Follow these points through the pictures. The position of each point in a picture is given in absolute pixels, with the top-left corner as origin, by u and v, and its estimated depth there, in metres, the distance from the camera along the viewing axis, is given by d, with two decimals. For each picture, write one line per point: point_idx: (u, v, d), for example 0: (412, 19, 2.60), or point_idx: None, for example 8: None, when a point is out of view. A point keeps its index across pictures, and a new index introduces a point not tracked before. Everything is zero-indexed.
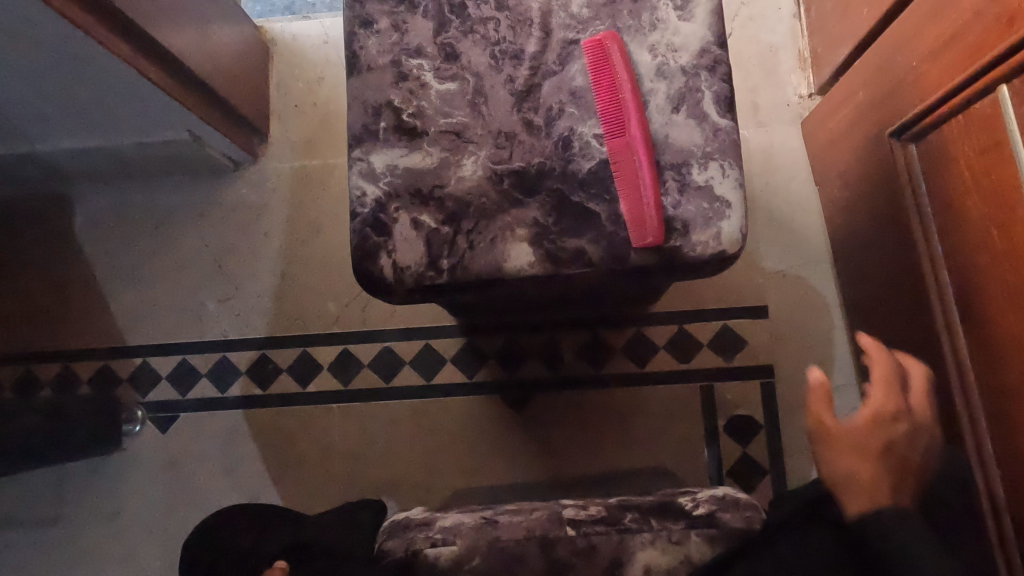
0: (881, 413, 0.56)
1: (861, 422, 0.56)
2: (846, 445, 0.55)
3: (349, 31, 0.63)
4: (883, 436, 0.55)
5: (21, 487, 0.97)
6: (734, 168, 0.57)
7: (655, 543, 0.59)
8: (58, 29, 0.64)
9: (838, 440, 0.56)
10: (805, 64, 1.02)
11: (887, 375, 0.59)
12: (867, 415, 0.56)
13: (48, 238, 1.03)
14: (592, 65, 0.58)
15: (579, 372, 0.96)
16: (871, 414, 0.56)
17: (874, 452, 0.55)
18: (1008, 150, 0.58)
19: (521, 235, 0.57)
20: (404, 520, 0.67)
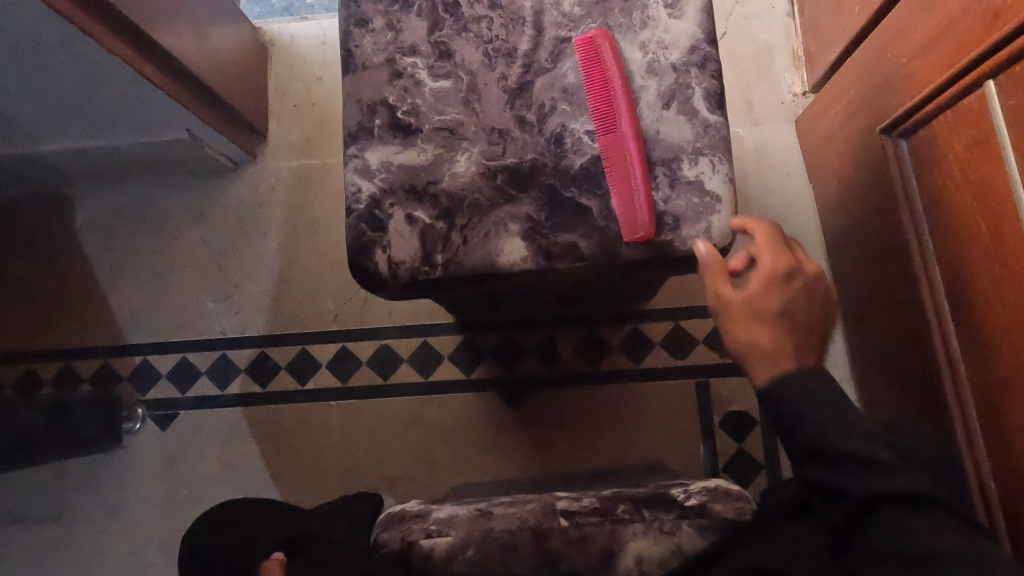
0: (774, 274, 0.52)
1: (753, 292, 0.52)
2: (745, 316, 0.52)
3: (345, 30, 0.64)
4: (782, 297, 0.51)
5: (21, 485, 0.98)
6: (725, 163, 0.58)
7: (647, 534, 0.60)
8: (58, 30, 0.65)
9: (735, 312, 0.52)
10: (799, 63, 1.02)
11: (773, 234, 0.54)
12: (758, 282, 0.52)
13: (50, 237, 1.04)
14: (586, 64, 0.59)
15: (575, 368, 0.96)
16: (764, 277, 0.52)
17: (775, 318, 0.51)
18: (995, 144, 0.59)
19: (514, 230, 0.57)
20: (399, 513, 0.68)
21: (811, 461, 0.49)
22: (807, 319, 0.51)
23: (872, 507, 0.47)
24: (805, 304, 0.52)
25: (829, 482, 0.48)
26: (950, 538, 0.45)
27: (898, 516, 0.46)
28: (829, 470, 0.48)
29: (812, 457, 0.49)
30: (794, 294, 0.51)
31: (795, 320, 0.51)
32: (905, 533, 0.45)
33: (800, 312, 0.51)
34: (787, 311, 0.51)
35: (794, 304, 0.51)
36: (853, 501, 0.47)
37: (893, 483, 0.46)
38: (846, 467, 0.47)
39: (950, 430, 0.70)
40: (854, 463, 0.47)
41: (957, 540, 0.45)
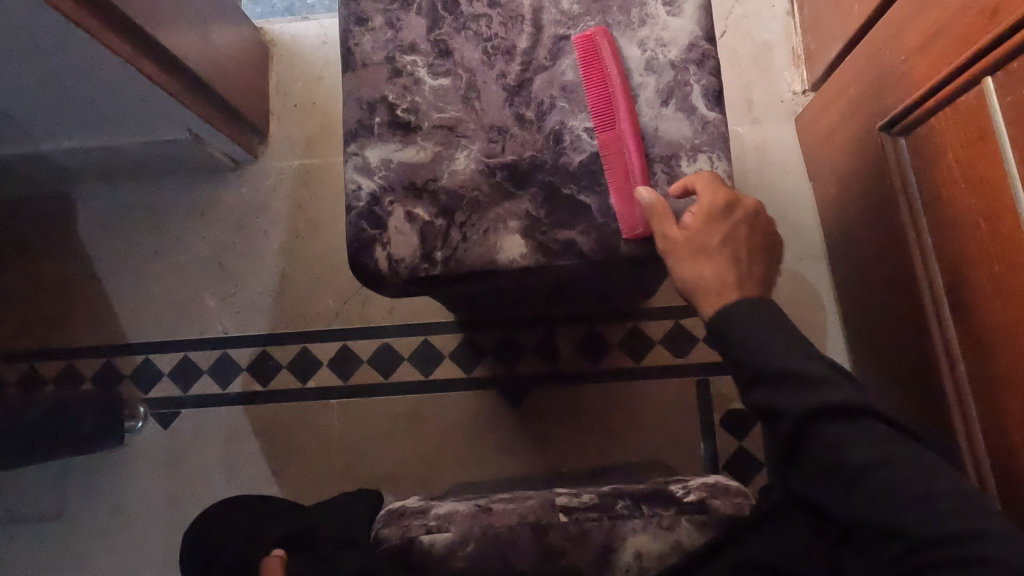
0: (712, 208, 0.53)
1: (696, 231, 0.53)
2: (688, 253, 0.53)
3: (345, 28, 0.64)
4: (723, 231, 0.53)
5: (24, 483, 0.98)
6: (723, 160, 0.58)
7: (647, 529, 0.61)
8: (61, 29, 0.66)
9: (678, 249, 0.53)
10: (799, 61, 1.02)
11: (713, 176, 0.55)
12: (699, 220, 0.53)
13: (53, 237, 1.04)
14: (584, 60, 0.59)
15: (575, 366, 0.97)
16: (704, 213, 0.53)
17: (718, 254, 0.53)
18: (994, 140, 0.59)
19: (513, 227, 0.58)
20: (399, 508, 0.69)
21: (756, 382, 0.50)
22: (747, 249, 0.53)
23: (811, 424, 0.48)
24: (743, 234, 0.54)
25: (772, 402, 0.49)
26: (885, 447, 0.47)
27: (837, 431, 0.47)
28: (772, 391, 0.49)
29: (757, 379, 0.50)
30: (734, 226, 0.53)
31: (736, 252, 0.53)
32: (843, 447, 0.47)
33: (740, 244, 0.53)
34: (728, 245, 0.53)
35: (732, 238, 0.53)
36: (795, 420, 0.48)
37: (826, 396, 0.48)
38: (787, 387, 0.49)
39: (951, 427, 0.70)
40: (796, 382, 0.48)
41: (892, 448, 0.47)
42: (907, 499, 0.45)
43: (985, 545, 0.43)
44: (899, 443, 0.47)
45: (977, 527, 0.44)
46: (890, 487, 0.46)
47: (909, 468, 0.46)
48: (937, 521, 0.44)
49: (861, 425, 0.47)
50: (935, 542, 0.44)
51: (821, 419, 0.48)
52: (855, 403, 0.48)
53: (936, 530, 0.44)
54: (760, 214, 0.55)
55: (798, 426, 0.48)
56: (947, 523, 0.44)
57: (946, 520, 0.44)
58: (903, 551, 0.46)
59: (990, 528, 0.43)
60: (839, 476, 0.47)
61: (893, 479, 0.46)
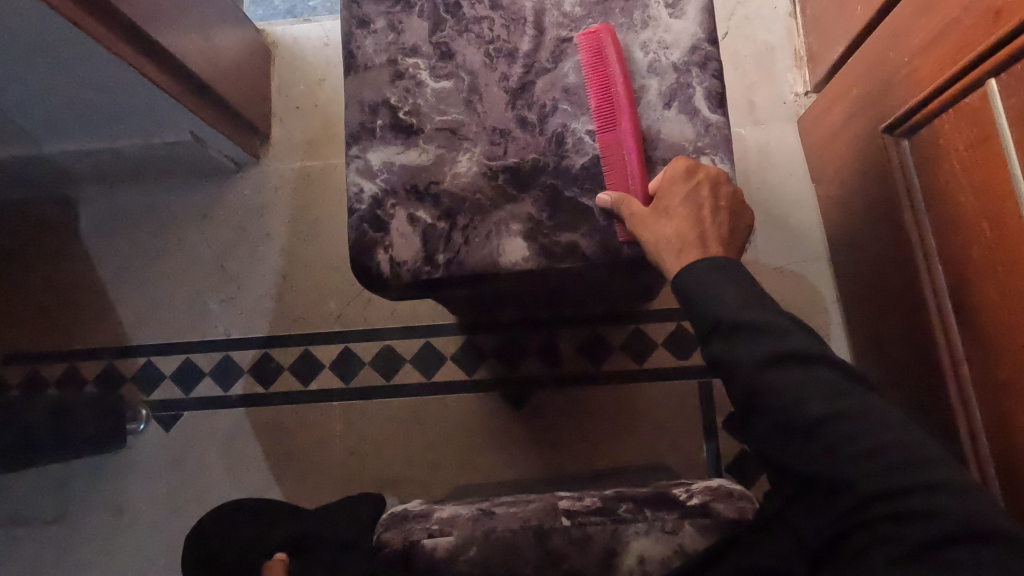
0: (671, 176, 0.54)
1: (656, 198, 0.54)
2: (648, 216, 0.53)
3: (347, 31, 0.64)
4: (684, 192, 0.53)
5: (27, 485, 0.98)
6: (726, 162, 0.58)
7: (649, 533, 0.61)
8: (64, 33, 0.66)
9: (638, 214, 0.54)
10: (801, 63, 1.02)
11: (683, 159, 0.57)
12: (658, 189, 0.54)
13: (56, 239, 1.04)
14: (587, 59, 0.59)
15: (577, 368, 0.96)
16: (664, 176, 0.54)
17: (675, 211, 0.53)
18: (998, 142, 0.59)
19: (516, 230, 0.57)
20: (402, 512, 0.69)
21: (712, 332, 0.49)
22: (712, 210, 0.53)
23: (766, 374, 0.46)
24: (707, 194, 0.53)
25: (727, 352, 0.47)
26: (839, 399, 0.44)
27: (791, 383, 0.45)
28: (730, 342, 0.47)
29: (716, 331, 0.48)
30: (696, 188, 0.54)
31: (698, 211, 0.53)
32: (799, 398, 0.45)
33: (702, 202, 0.53)
34: (685, 202, 0.53)
35: (694, 197, 0.53)
36: (748, 369, 0.46)
37: (785, 343, 0.46)
38: (745, 338, 0.47)
39: (953, 428, 0.70)
40: (753, 332, 0.47)
41: (846, 400, 0.45)
42: (859, 453, 0.43)
43: (931, 495, 0.41)
44: (854, 396, 0.45)
45: (928, 480, 0.42)
46: (842, 440, 0.44)
47: (862, 421, 0.44)
48: (887, 475, 0.42)
49: (815, 376, 0.45)
50: (884, 497, 0.42)
51: (776, 369, 0.46)
52: (810, 353, 0.46)
53: (885, 484, 0.42)
54: (726, 180, 0.55)
55: (753, 376, 0.46)
56: (896, 476, 0.42)
57: (895, 473, 0.42)
58: (852, 507, 0.44)
59: (940, 482, 0.42)
60: (790, 431, 0.45)
61: (845, 432, 0.44)
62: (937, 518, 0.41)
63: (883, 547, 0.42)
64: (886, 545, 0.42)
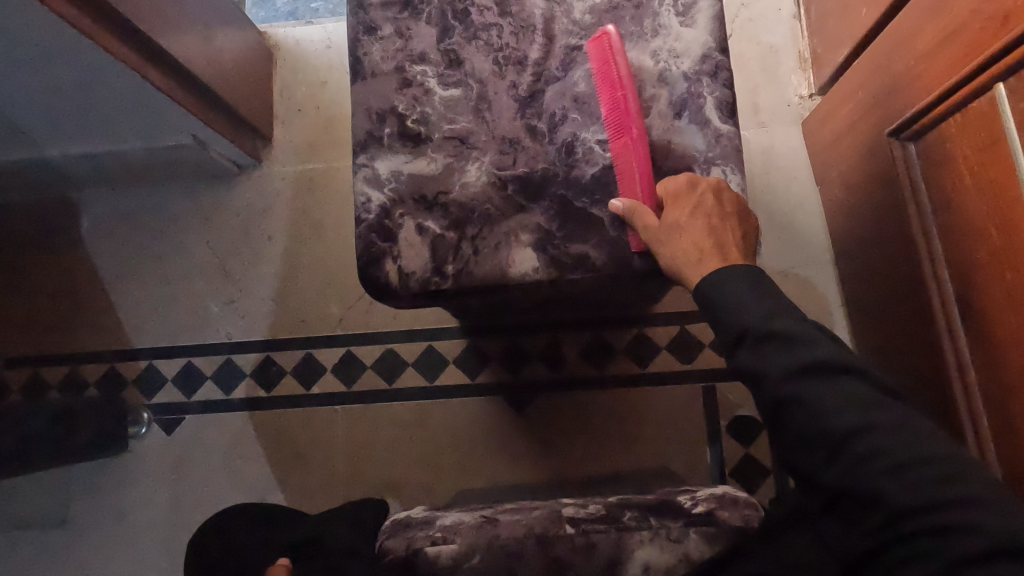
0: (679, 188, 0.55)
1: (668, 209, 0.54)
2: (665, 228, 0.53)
3: (354, 37, 0.63)
4: (690, 205, 0.54)
5: (27, 489, 0.98)
6: (737, 173, 0.57)
7: (654, 541, 0.60)
8: (66, 37, 0.65)
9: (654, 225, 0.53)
10: (806, 66, 1.02)
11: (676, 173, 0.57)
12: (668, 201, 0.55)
13: (55, 241, 1.03)
14: (597, 65, 0.58)
15: (581, 372, 0.96)
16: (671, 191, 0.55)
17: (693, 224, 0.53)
18: (1005, 147, 0.58)
19: (526, 241, 0.57)
20: (405, 519, 0.69)
21: (739, 341, 0.48)
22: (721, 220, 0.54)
23: (796, 386, 0.45)
24: (715, 206, 0.54)
25: (757, 364, 0.47)
26: (870, 411, 0.44)
27: (820, 395, 0.45)
28: (754, 354, 0.47)
29: (744, 340, 0.48)
30: (703, 199, 0.54)
31: (710, 220, 0.53)
32: (828, 411, 0.44)
33: (710, 214, 0.54)
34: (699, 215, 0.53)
35: (702, 209, 0.54)
36: (778, 381, 0.46)
37: (814, 354, 0.46)
38: (772, 349, 0.47)
39: (960, 434, 0.70)
40: (781, 342, 0.47)
41: (875, 412, 0.44)
42: (890, 465, 0.43)
43: (963, 510, 0.41)
44: (884, 408, 0.44)
45: (959, 493, 0.41)
46: (876, 453, 0.43)
47: (897, 434, 0.43)
48: (920, 489, 0.42)
49: (846, 387, 0.45)
50: (916, 510, 0.42)
51: (805, 381, 0.45)
52: (840, 364, 0.46)
53: (918, 497, 0.42)
54: (726, 187, 0.56)
55: (782, 389, 0.46)
56: (926, 490, 0.42)
57: (926, 487, 0.42)
58: (887, 520, 0.43)
59: (971, 496, 0.41)
60: (820, 443, 0.45)
61: (875, 444, 0.43)
62: (968, 533, 0.40)
63: (920, 560, 0.42)
64: (924, 557, 0.42)
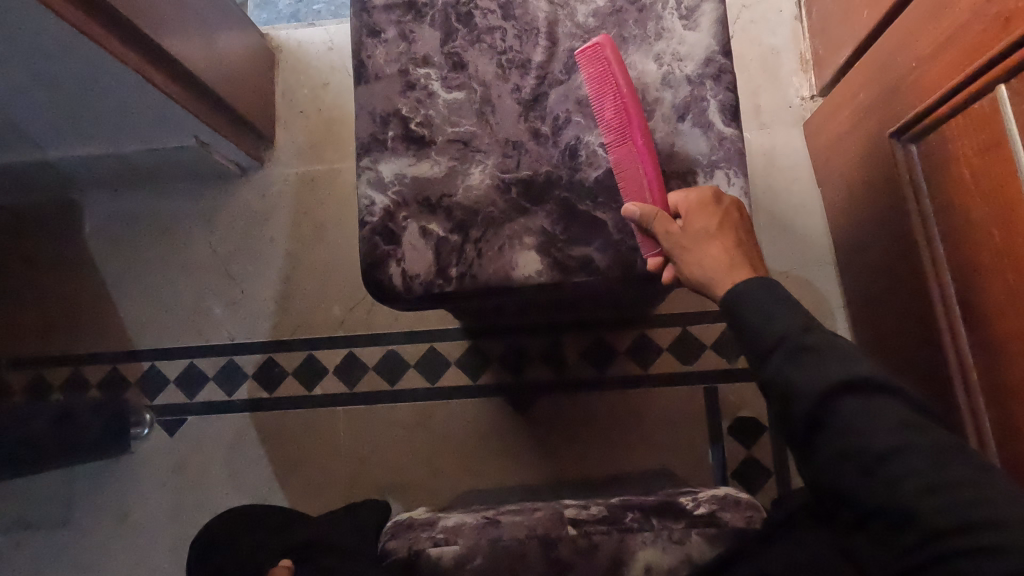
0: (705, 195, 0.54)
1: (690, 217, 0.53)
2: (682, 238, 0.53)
3: (357, 40, 0.63)
4: (714, 217, 0.53)
5: (29, 490, 0.98)
6: (740, 176, 0.58)
7: (657, 542, 0.61)
8: (68, 39, 0.65)
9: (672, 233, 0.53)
10: (808, 67, 1.02)
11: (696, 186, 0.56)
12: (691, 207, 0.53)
13: (57, 242, 1.04)
14: (591, 78, 0.57)
15: (582, 374, 0.96)
16: (693, 204, 0.53)
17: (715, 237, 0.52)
18: (1008, 148, 0.58)
19: (529, 243, 0.57)
20: (406, 520, 0.69)
21: (765, 355, 0.47)
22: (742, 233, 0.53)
23: (828, 401, 0.44)
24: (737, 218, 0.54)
25: (787, 377, 0.45)
26: (903, 431, 0.42)
27: (852, 410, 0.43)
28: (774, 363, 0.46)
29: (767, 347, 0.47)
30: (726, 212, 0.53)
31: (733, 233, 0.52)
32: (861, 427, 0.42)
33: (734, 226, 0.53)
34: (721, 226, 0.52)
35: (726, 221, 0.53)
36: (807, 399, 0.44)
37: (848, 368, 0.44)
38: (804, 362, 0.45)
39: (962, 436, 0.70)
40: (812, 355, 0.45)
41: (911, 431, 0.42)
42: (922, 487, 0.40)
43: (1003, 534, 0.37)
44: (922, 428, 0.42)
45: (999, 517, 0.38)
46: (910, 472, 0.41)
47: (934, 454, 0.41)
48: (955, 510, 0.39)
49: (880, 405, 0.43)
50: (951, 535, 0.39)
51: (838, 395, 0.44)
52: (872, 382, 0.44)
53: (952, 521, 0.39)
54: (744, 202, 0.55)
55: (814, 403, 0.44)
56: (963, 512, 0.39)
57: (963, 508, 0.39)
58: (919, 545, 0.40)
59: (1014, 521, 0.37)
60: (852, 464, 0.43)
61: (910, 463, 0.41)
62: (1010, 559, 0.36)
63: None
64: None
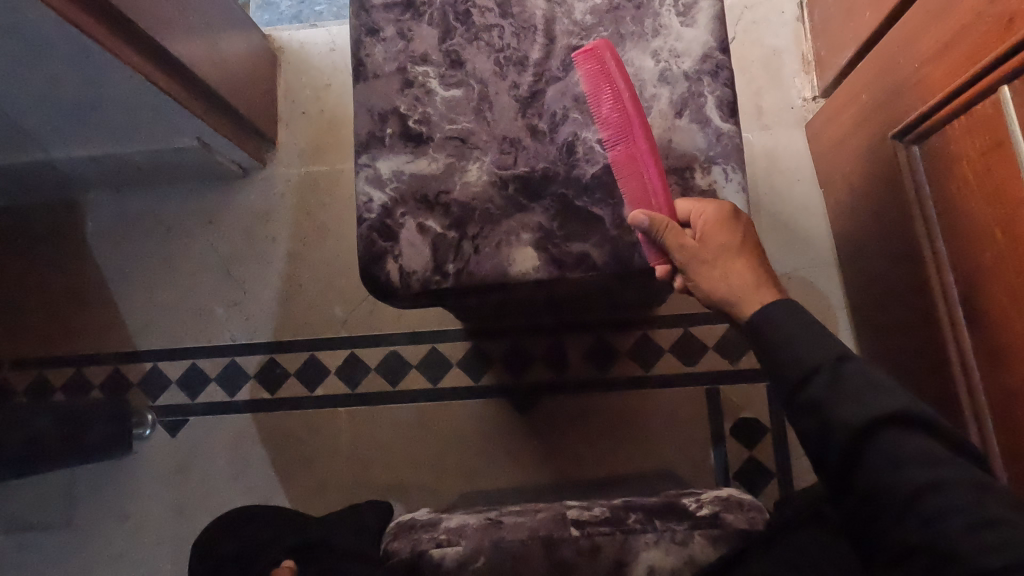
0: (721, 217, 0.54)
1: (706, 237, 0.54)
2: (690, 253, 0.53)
3: (356, 39, 0.64)
4: (731, 236, 0.54)
5: (32, 490, 0.98)
6: (738, 172, 0.58)
7: (659, 544, 0.60)
8: (71, 40, 0.66)
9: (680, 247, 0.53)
10: (809, 67, 1.02)
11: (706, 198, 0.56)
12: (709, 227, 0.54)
13: (61, 243, 1.04)
14: (590, 80, 0.56)
15: (583, 374, 0.96)
16: (711, 224, 0.54)
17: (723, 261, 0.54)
18: (1011, 149, 0.58)
19: (526, 240, 0.57)
20: (409, 522, 0.70)
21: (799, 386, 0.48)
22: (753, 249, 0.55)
23: (867, 433, 0.45)
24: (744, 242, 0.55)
25: (825, 408, 0.46)
26: (943, 465, 0.43)
27: (890, 442, 0.44)
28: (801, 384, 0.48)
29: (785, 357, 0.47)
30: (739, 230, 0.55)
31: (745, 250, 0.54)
32: (900, 460, 0.44)
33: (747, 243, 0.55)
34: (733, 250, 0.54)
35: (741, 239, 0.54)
36: (845, 429, 0.45)
37: (886, 402, 0.45)
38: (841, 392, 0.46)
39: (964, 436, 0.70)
40: (849, 385, 0.46)
41: (947, 467, 0.43)
42: (965, 524, 0.41)
43: None
44: (960, 465, 0.43)
45: None
46: (949, 508, 0.42)
47: (972, 492, 0.42)
48: (994, 550, 0.39)
49: (918, 440, 0.44)
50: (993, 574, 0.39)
51: (875, 428, 0.45)
52: (914, 415, 0.45)
53: (994, 559, 0.39)
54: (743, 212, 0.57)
55: (852, 434, 0.45)
56: (1001, 552, 0.39)
57: (1001, 548, 0.39)
58: None
59: None
60: (890, 497, 0.44)
61: (949, 499, 0.42)
62: None
63: None
64: None
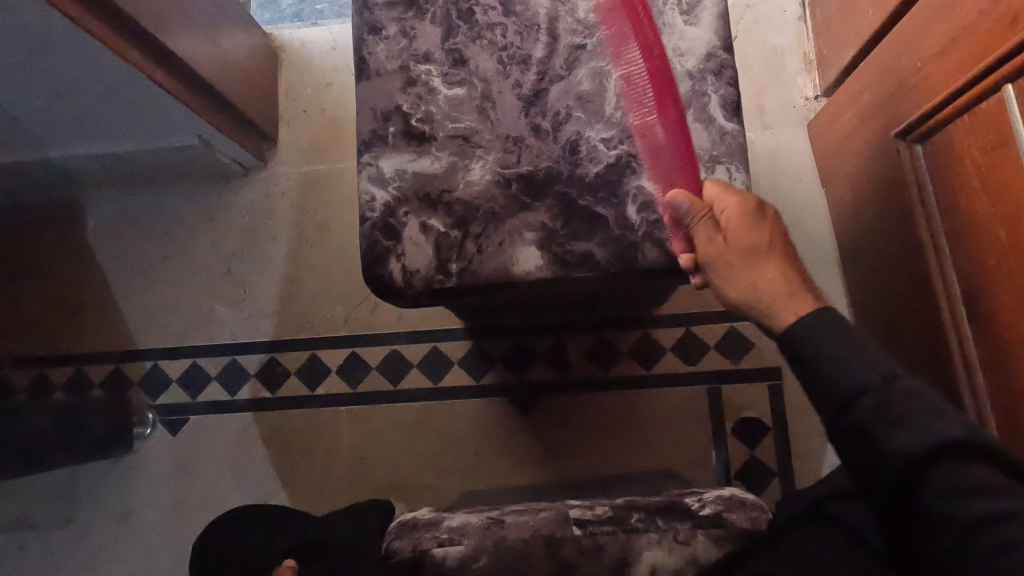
0: (751, 216, 0.51)
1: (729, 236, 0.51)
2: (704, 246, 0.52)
3: (359, 37, 0.63)
4: (756, 232, 0.50)
5: (33, 489, 0.98)
6: (741, 171, 0.57)
7: (662, 543, 0.60)
8: (73, 38, 0.66)
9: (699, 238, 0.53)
10: (811, 67, 1.02)
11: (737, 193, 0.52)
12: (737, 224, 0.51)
13: (61, 242, 1.04)
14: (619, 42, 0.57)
15: (585, 374, 0.96)
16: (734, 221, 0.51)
17: (740, 262, 0.50)
18: (1014, 148, 0.58)
19: (529, 239, 0.57)
20: (410, 521, 0.68)
21: (841, 411, 0.43)
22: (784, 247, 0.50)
23: (921, 461, 0.41)
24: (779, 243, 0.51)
25: (873, 432, 0.42)
26: (1008, 499, 0.39)
27: (948, 473, 0.40)
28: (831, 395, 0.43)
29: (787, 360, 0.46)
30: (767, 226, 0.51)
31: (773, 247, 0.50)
32: (959, 492, 0.40)
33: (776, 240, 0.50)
34: (758, 251, 0.50)
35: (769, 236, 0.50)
36: (895, 456, 0.41)
37: (941, 426, 0.41)
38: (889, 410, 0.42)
39: None
40: (896, 404, 0.42)
41: (1008, 497, 0.39)
42: None
43: None
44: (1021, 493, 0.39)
45: None
46: (1009, 543, 0.38)
47: None
48: None
49: (977, 468, 0.40)
50: None
51: (930, 456, 0.40)
52: (970, 439, 0.40)
53: None
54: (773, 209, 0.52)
55: (903, 463, 0.41)
56: None
57: None
58: None
59: None
60: (945, 529, 0.40)
61: (1012, 535, 0.38)
62: None
63: None
64: None
